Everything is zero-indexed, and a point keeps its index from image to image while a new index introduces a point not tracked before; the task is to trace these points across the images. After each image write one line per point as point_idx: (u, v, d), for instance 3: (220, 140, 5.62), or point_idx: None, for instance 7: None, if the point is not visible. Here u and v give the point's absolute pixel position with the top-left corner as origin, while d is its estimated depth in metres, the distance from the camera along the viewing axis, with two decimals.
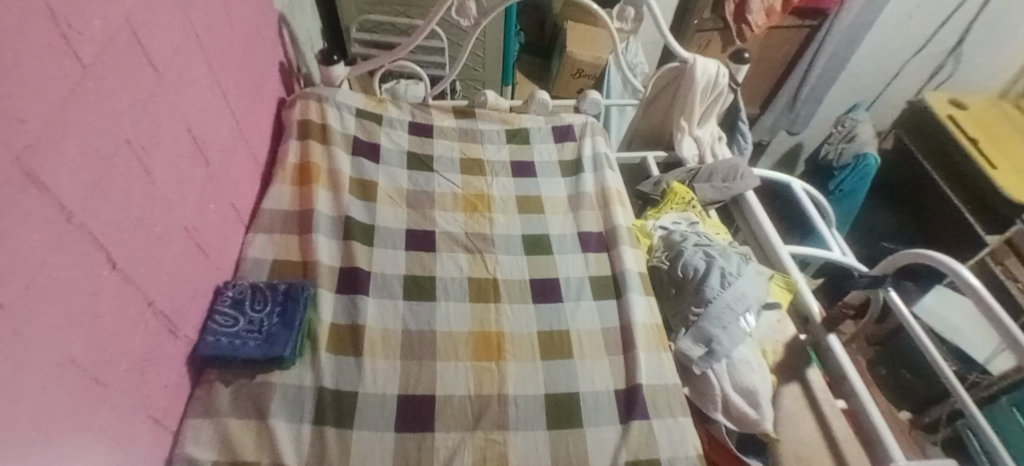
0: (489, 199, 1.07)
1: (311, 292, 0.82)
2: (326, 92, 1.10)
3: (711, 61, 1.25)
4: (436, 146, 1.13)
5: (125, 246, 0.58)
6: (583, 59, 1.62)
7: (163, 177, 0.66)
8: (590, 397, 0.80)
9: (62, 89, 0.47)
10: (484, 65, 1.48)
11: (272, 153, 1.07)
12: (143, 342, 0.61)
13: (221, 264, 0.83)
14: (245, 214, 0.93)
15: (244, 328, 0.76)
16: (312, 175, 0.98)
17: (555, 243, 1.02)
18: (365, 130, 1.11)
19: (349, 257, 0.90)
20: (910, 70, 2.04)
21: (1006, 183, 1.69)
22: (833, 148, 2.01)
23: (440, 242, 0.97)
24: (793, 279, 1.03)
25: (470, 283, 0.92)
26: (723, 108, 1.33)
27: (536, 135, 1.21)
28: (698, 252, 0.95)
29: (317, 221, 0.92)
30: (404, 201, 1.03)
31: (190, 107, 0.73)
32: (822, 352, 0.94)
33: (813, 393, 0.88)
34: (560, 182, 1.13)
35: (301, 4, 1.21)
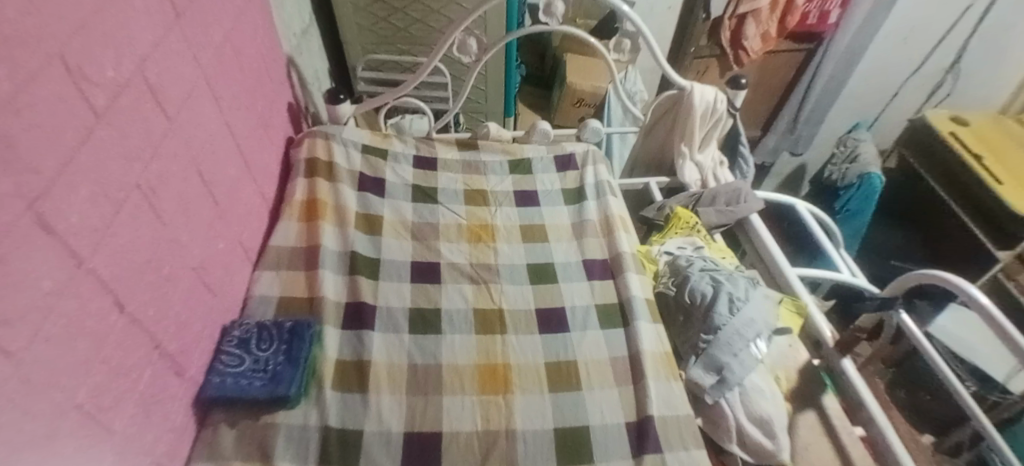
0: (492, 229, 1.07)
1: (317, 328, 0.82)
2: (332, 130, 1.12)
3: (708, 87, 1.27)
4: (439, 177, 1.15)
5: (133, 288, 0.58)
6: (583, 88, 1.65)
7: (172, 218, 0.67)
8: (600, 429, 0.79)
9: (75, 137, 0.49)
10: (486, 98, 1.51)
11: (279, 189, 1.08)
12: (149, 384, 0.61)
13: (229, 302, 0.83)
14: (253, 250, 0.93)
15: (251, 368, 0.75)
16: (318, 211, 0.99)
17: (560, 271, 1.02)
18: (370, 165, 1.12)
19: (354, 291, 0.90)
20: (909, 88, 2.05)
21: (1014, 199, 1.69)
22: (837, 169, 2.01)
23: (445, 274, 0.98)
24: (804, 302, 1.02)
25: (476, 314, 0.92)
26: (723, 133, 1.33)
27: (538, 164, 1.22)
28: (705, 278, 0.94)
29: (323, 257, 0.92)
30: (409, 234, 1.03)
31: (199, 148, 0.74)
32: (837, 377, 0.92)
33: (829, 420, 0.86)
34: (564, 210, 1.14)
35: (308, 46, 1.25)
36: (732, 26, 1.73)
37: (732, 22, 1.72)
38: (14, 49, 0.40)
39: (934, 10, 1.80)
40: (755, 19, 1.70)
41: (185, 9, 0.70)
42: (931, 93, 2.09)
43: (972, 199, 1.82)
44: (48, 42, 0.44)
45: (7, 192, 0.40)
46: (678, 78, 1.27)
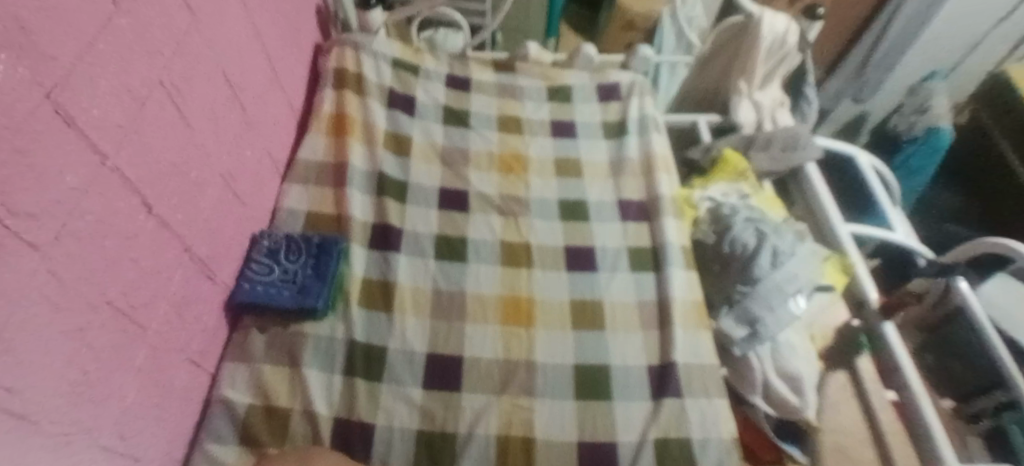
0: (526, 160, 1.03)
1: (344, 245, 0.81)
2: (362, 40, 1.05)
3: (781, 15, 1.14)
4: (472, 101, 1.09)
5: (160, 190, 0.57)
6: (634, 11, 1.52)
7: (198, 122, 0.64)
8: (620, 370, 0.78)
9: (92, 26, 0.45)
10: (528, 16, 1.40)
11: (308, 101, 1.04)
12: (180, 286, 0.62)
13: (258, 213, 0.82)
14: (282, 162, 0.92)
15: (280, 279, 0.76)
16: (347, 126, 0.95)
17: (593, 210, 0.97)
18: (401, 82, 1.07)
19: (382, 213, 0.89)
20: (994, 39, 1.82)
21: None
22: (902, 120, 1.85)
23: (473, 203, 0.95)
24: (851, 261, 0.96)
25: (502, 246, 0.90)
26: (789, 70, 1.21)
27: (578, 94, 1.15)
28: (749, 228, 0.89)
29: (351, 175, 0.90)
30: (438, 159, 0.99)
31: (226, 49, 0.71)
32: (875, 340, 0.86)
33: (860, 381, 0.84)
34: (602, 144, 1.08)
35: None
36: None
37: None
38: None
39: None
40: None
41: None
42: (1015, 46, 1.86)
43: None
44: None
45: (27, 77, 0.38)
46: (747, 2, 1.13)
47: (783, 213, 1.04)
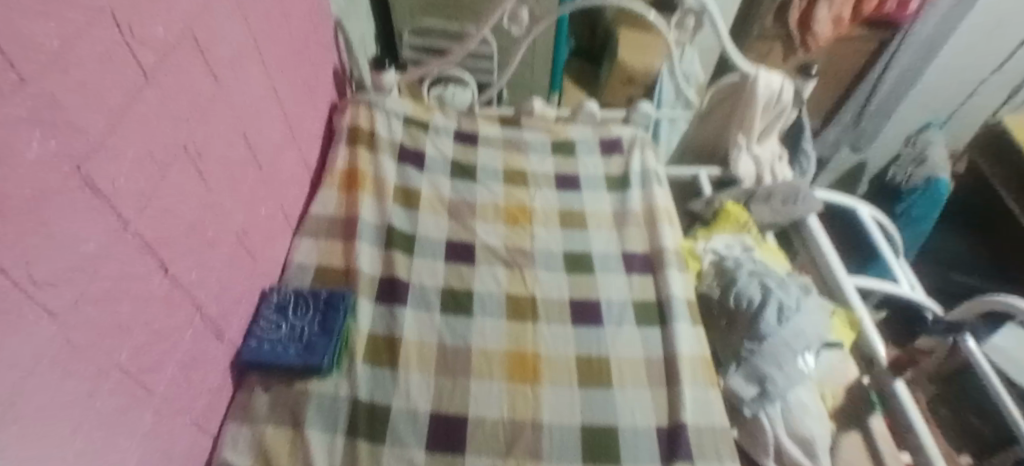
0: (530, 212, 1.04)
1: (351, 299, 0.82)
2: (374, 98, 1.09)
3: (775, 73, 1.17)
4: (479, 154, 1.11)
5: (176, 250, 0.58)
6: (634, 67, 1.58)
7: (217, 182, 0.66)
8: (629, 431, 0.77)
9: (122, 100, 0.48)
10: (532, 72, 1.46)
11: (322, 156, 1.07)
12: (188, 345, 0.62)
13: (269, 268, 0.83)
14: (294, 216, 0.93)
15: (287, 336, 0.76)
16: (358, 181, 0.97)
17: (598, 262, 0.98)
18: (411, 137, 1.09)
19: (389, 266, 0.89)
20: (989, 89, 1.88)
21: None
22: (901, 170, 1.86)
23: (479, 254, 0.95)
24: (858, 315, 0.96)
25: (507, 299, 0.90)
26: (786, 125, 1.24)
27: (582, 147, 1.18)
28: (754, 282, 0.89)
29: (360, 229, 0.91)
30: (445, 211, 1.01)
31: (246, 111, 0.74)
32: (887, 398, 0.85)
33: (875, 444, 0.82)
34: (606, 197, 1.09)
35: (356, 9, 1.22)
36: (803, 7, 1.61)
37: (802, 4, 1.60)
38: (65, 3, 0.39)
39: None
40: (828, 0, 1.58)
41: None
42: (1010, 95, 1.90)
43: None
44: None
45: (54, 153, 0.40)
46: (742, 63, 1.18)
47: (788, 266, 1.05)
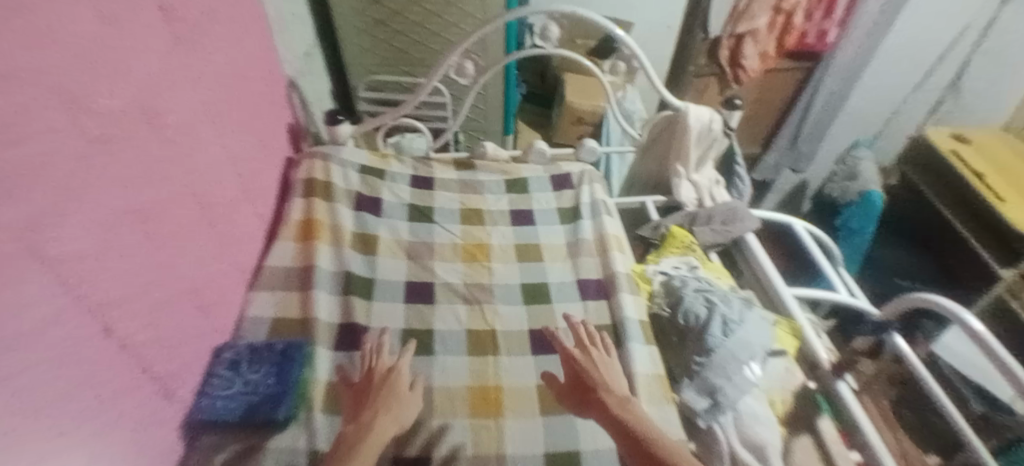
0: (488, 249, 1.09)
1: (308, 349, 0.80)
2: (328, 150, 1.13)
3: (703, 107, 1.28)
4: (436, 197, 1.15)
5: (124, 312, 0.58)
6: (582, 108, 1.70)
7: (167, 242, 0.68)
8: (592, 454, 0.79)
9: (68, 170, 0.50)
10: (485, 118, 1.54)
11: (278, 206, 1.08)
12: (139, 408, 0.61)
13: (222, 325, 0.82)
14: (249, 270, 0.93)
15: (240, 391, 0.74)
16: (314, 230, 0.98)
17: (555, 290, 1.03)
18: (367, 185, 1.12)
19: (347, 313, 0.88)
20: (913, 103, 2.04)
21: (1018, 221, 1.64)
22: (836, 187, 2.00)
23: (439, 292, 0.97)
24: (799, 323, 1.02)
25: (469, 336, 0.92)
26: (719, 153, 1.35)
27: (535, 183, 1.24)
28: (699, 299, 0.98)
29: (317, 278, 0.91)
30: (404, 253, 1.03)
31: (197, 171, 0.76)
32: (833, 400, 0.92)
33: (825, 445, 0.86)
34: (560, 229, 1.16)
35: (311, 69, 1.28)
36: (732, 44, 1.76)
37: (731, 41, 1.75)
38: (13, 83, 0.42)
39: (931, 29, 1.81)
40: (754, 39, 1.73)
41: (186, 35, 0.72)
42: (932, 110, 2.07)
43: (976, 216, 1.79)
44: (42, 76, 0.46)
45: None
46: (672, 99, 1.27)
47: (731, 283, 1.12)
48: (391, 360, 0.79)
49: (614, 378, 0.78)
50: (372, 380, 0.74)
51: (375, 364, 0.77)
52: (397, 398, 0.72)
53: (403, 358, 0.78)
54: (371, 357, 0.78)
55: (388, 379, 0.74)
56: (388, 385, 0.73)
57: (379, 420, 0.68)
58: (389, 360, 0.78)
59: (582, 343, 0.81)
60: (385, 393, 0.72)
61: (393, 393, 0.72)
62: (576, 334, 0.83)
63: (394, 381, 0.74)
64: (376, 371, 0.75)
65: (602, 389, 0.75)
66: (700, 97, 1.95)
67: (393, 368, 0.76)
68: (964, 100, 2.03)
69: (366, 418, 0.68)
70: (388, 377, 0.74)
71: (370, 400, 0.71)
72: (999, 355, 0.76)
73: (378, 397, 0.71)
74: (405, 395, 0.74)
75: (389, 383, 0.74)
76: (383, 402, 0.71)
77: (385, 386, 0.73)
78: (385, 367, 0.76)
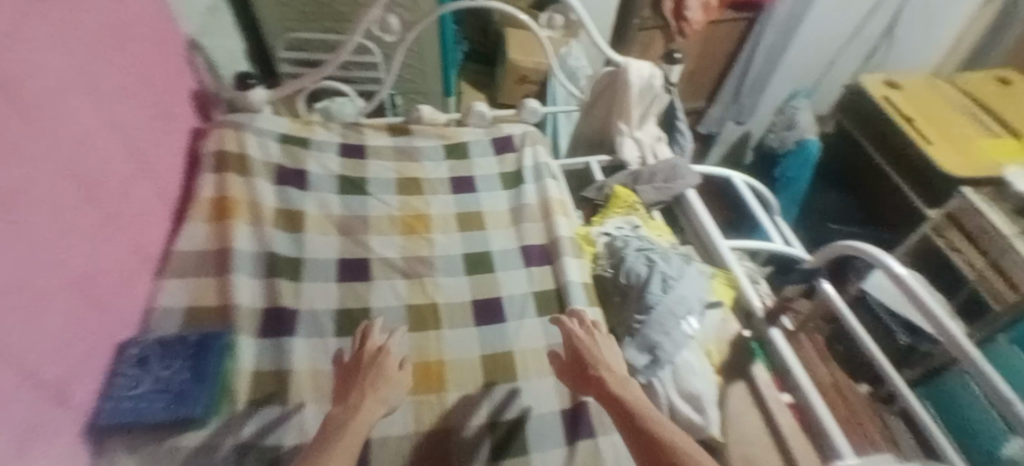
0: (427, 219, 1.04)
1: (227, 339, 0.76)
2: (239, 119, 1.04)
3: (644, 62, 1.25)
4: (369, 167, 1.09)
5: (5, 312, 0.52)
6: (523, 66, 1.64)
7: (45, 230, 0.60)
8: (536, 421, 0.80)
9: None
10: (423, 79, 1.46)
11: (187, 183, 1.00)
12: (35, 414, 0.55)
13: (125, 318, 0.76)
14: (155, 256, 0.86)
15: (150, 389, 0.69)
16: (228, 208, 0.91)
17: (498, 259, 1.01)
18: (290, 156, 1.04)
19: (272, 296, 0.83)
20: (850, 53, 2.08)
21: (942, 161, 1.72)
22: (777, 137, 2.04)
23: (376, 268, 0.93)
24: (735, 274, 1.05)
25: (409, 311, 0.89)
26: (661, 109, 1.34)
27: (476, 148, 1.19)
28: (640, 258, 0.99)
29: (236, 261, 0.85)
30: (335, 228, 0.98)
31: (74, 147, 0.67)
32: (766, 346, 0.95)
33: (758, 389, 0.89)
34: (502, 195, 1.13)
35: (218, 27, 1.16)
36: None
37: None
38: None
39: None
40: None
41: None
42: (867, 58, 2.13)
43: (905, 161, 1.88)
44: None
45: None
46: (613, 55, 1.24)
47: (673, 239, 1.14)
48: (381, 339, 0.77)
49: (610, 355, 0.78)
50: (362, 360, 0.72)
51: (366, 343, 0.74)
52: (385, 378, 0.69)
53: (396, 338, 0.76)
54: (363, 336, 0.75)
55: (377, 359, 0.72)
56: (377, 364, 0.71)
57: (366, 401, 0.65)
58: (382, 340, 0.76)
59: (584, 322, 0.82)
60: (370, 372, 0.70)
61: (382, 373, 0.70)
62: (581, 318, 0.83)
63: (382, 361, 0.71)
64: (367, 349, 0.73)
65: (594, 359, 0.77)
66: (646, 51, 1.92)
67: (385, 348, 0.73)
68: (896, 48, 2.10)
69: (353, 399, 0.66)
70: (376, 353, 0.73)
71: (357, 379, 0.69)
72: (914, 291, 0.78)
73: (365, 376, 0.69)
74: (391, 375, 0.70)
75: (379, 363, 0.71)
76: (369, 381, 0.69)
77: (375, 364, 0.71)
78: (376, 347, 0.73)
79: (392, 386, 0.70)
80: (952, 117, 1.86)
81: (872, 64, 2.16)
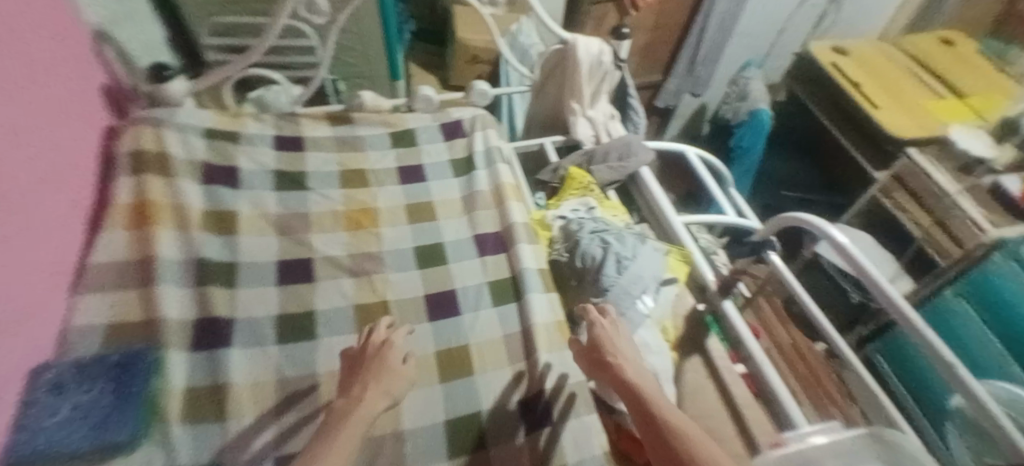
0: (374, 213, 1.00)
1: (153, 356, 0.72)
2: (158, 115, 0.97)
3: (592, 37, 1.21)
4: (308, 160, 1.04)
5: None
6: (473, 45, 1.58)
7: None
8: (494, 414, 0.79)
9: None
10: (367, 63, 1.40)
11: (101, 187, 0.92)
12: None
13: (36, 341, 0.70)
14: (68, 270, 0.79)
15: (68, 417, 0.65)
16: (149, 213, 0.85)
17: (451, 250, 0.98)
18: (218, 152, 0.98)
19: (204, 306, 0.79)
20: (800, 20, 2.09)
21: (888, 122, 1.72)
22: (731, 108, 2.07)
23: (320, 268, 0.89)
24: (688, 250, 1.05)
25: (357, 311, 0.86)
26: (612, 86, 1.31)
27: (423, 134, 1.15)
28: (595, 240, 0.97)
29: (161, 270, 0.79)
30: (272, 229, 0.93)
31: None
32: (720, 318, 0.95)
33: (712, 361, 0.90)
34: (453, 183, 1.09)
35: (131, 14, 1.06)
36: None
37: None
38: None
39: None
40: None
41: None
42: (817, 24, 2.15)
43: (854, 125, 1.91)
44: None
45: None
46: (561, 32, 1.20)
47: (628, 218, 1.14)
48: (386, 332, 0.79)
49: (629, 348, 0.78)
50: (366, 352, 0.75)
51: (370, 336, 0.77)
52: (388, 371, 0.72)
53: (399, 331, 0.79)
54: (369, 330, 0.78)
55: (380, 352, 0.75)
56: (380, 357, 0.74)
57: (368, 393, 0.69)
58: (386, 333, 0.79)
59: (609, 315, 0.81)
60: (374, 364, 0.73)
61: (386, 365, 0.73)
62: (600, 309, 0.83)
63: (386, 354, 0.74)
64: (370, 342, 0.76)
65: (612, 353, 0.76)
66: (599, 24, 1.89)
67: (388, 341, 0.76)
68: (844, 13, 2.12)
69: (356, 392, 0.69)
70: (380, 346, 0.76)
71: (361, 372, 0.72)
72: (857, 259, 0.79)
73: (368, 368, 0.72)
74: (396, 368, 0.74)
75: (382, 356, 0.75)
76: (372, 373, 0.72)
77: (377, 356, 0.74)
78: (381, 340, 0.77)
79: (396, 379, 0.72)
80: (899, 80, 1.89)
81: (822, 30, 2.18)
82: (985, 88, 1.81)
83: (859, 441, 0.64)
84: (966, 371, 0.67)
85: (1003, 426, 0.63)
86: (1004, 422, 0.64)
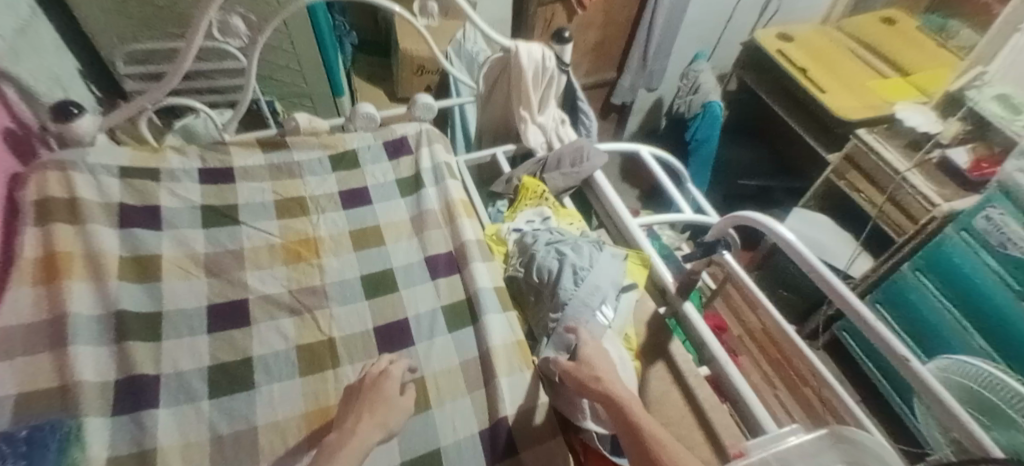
0: (316, 243, 0.95)
1: (68, 427, 0.65)
2: (66, 157, 0.89)
3: (534, 42, 1.17)
4: (239, 193, 0.98)
5: None
6: (419, 57, 1.53)
7: None
8: (453, 448, 0.75)
9: None
10: (305, 81, 1.34)
11: (6, 239, 0.84)
12: None
13: None
14: None
15: None
16: (60, 266, 0.77)
17: (400, 275, 0.94)
18: (138, 193, 0.92)
19: (125, 363, 0.73)
20: (744, 9, 2.11)
21: (837, 106, 1.75)
22: (682, 101, 2.08)
23: (256, 311, 0.84)
24: (647, 253, 1.01)
25: (299, 352, 0.81)
26: (560, 91, 1.27)
27: (366, 155, 1.09)
28: (550, 252, 0.94)
29: (74, 329, 0.72)
30: (201, 270, 0.87)
31: None
32: (683, 322, 0.93)
33: (676, 367, 0.87)
34: (401, 203, 1.04)
35: (34, 46, 0.98)
36: None
37: None
38: None
39: None
40: None
41: None
42: (761, 12, 2.17)
43: (804, 111, 1.94)
44: None
45: None
46: (501, 39, 1.16)
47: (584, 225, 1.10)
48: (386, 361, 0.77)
49: (604, 366, 0.74)
50: (365, 382, 0.72)
51: (370, 367, 0.75)
52: (384, 401, 0.69)
53: (400, 362, 0.76)
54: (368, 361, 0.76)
55: (377, 383, 0.72)
56: (377, 388, 0.71)
57: (361, 425, 0.65)
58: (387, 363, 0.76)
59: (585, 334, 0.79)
60: (370, 396, 0.70)
61: (382, 396, 0.70)
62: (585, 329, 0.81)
63: (383, 384, 0.71)
64: (369, 373, 0.73)
65: (595, 367, 0.73)
66: (548, 25, 1.85)
67: (386, 371, 0.73)
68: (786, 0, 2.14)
69: (349, 424, 0.66)
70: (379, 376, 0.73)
71: (359, 401, 0.70)
72: (809, 258, 0.77)
73: (365, 399, 0.69)
74: (392, 397, 0.70)
75: (379, 387, 0.71)
76: (367, 406, 0.68)
77: (374, 387, 0.71)
78: (378, 370, 0.74)
79: (392, 411, 0.69)
80: (842, 62, 1.92)
81: (766, 17, 2.20)
82: (924, 61, 1.85)
83: (818, 443, 0.62)
84: (919, 361, 0.66)
85: (959, 414, 0.62)
86: (958, 409, 0.63)
